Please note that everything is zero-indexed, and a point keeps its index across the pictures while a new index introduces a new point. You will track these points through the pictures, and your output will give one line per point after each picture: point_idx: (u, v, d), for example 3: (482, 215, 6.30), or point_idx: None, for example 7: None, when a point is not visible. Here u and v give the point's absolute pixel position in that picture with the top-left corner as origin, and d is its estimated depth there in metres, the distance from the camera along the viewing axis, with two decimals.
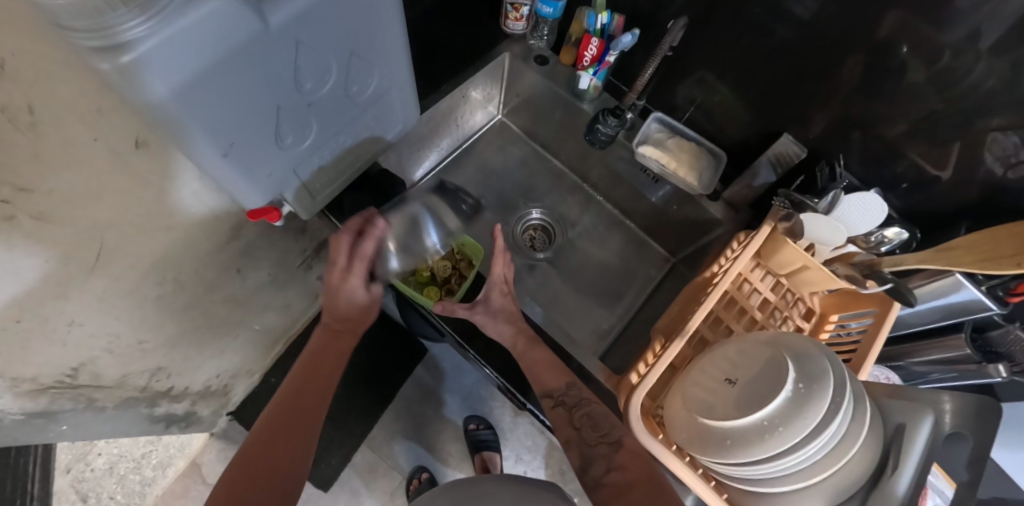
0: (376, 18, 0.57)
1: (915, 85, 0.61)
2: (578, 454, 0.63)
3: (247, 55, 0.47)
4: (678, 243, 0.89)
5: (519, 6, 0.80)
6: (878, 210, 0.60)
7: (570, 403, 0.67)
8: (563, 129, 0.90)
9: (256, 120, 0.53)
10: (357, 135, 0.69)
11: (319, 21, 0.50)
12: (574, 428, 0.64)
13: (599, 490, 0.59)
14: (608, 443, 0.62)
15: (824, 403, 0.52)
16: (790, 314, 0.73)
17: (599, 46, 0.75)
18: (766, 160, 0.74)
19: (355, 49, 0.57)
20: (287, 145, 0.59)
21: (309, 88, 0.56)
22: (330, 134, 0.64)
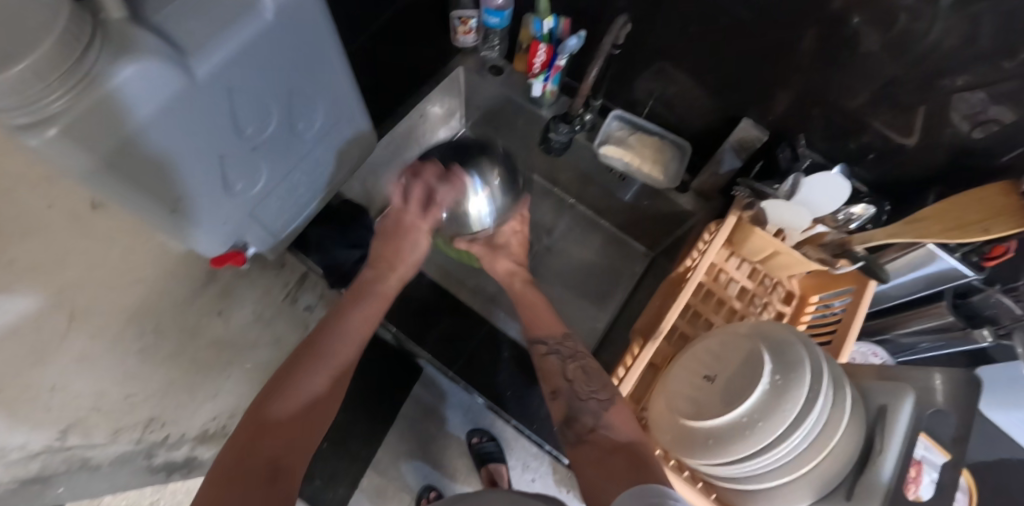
0: (311, 56, 0.58)
1: (871, 54, 0.59)
2: (565, 405, 0.57)
3: (184, 113, 0.48)
4: (655, 238, 0.88)
5: (466, 19, 0.79)
6: (841, 188, 0.59)
7: (565, 354, 0.63)
8: (527, 136, 0.89)
9: (205, 172, 0.54)
10: (312, 169, 0.70)
11: (250, 69, 0.51)
12: (567, 378, 0.60)
13: (579, 446, 0.53)
14: (599, 400, 0.56)
15: (803, 393, 0.52)
16: (770, 300, 0.72)
17: (547, 52, 0.73)
18: (729, 147, 0.72)
19: (294, 89, 0.58)
20: (238, 191, 0.60)
21: (254, 133, 0.57)
22: (282, 172, 0.65)
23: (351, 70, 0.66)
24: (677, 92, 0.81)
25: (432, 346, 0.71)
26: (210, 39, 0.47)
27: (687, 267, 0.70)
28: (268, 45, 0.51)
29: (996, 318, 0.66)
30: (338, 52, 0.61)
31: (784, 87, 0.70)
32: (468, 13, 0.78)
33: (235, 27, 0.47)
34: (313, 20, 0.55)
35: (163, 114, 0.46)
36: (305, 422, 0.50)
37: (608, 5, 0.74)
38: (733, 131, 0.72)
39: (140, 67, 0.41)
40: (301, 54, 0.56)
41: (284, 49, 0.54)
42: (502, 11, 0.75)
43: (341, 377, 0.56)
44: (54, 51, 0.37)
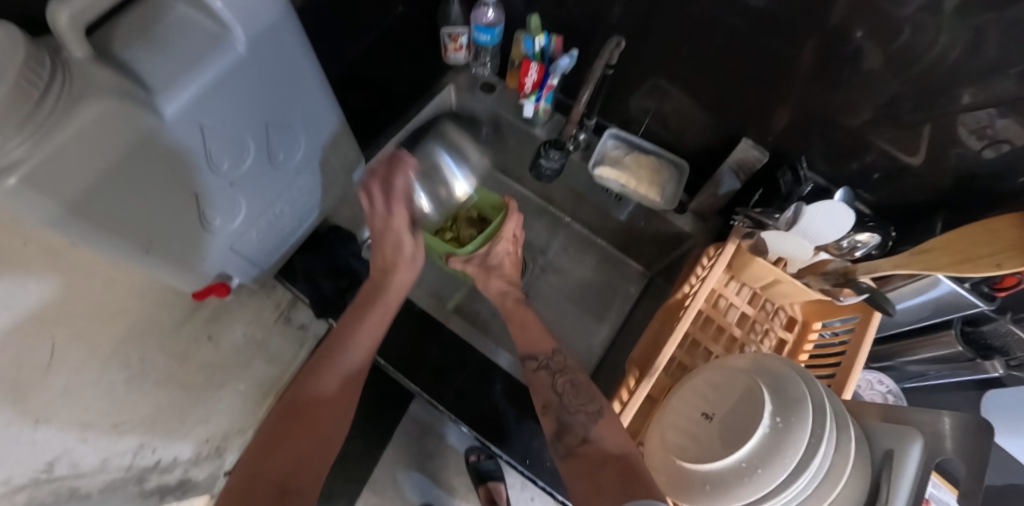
0: (288, 85, 0.56)
1: (874, 70, 0.56)
2: (555, 419, 0.59)
3: (154, 152, 0.46)
4: (652, 258, 0.85)
5: (456, 36, 0.76)
6: (845, 218, 0.57)
7: (554, 367, 0.64)
8: (520, 154, 0.86)
9: (179, 209, 0.52)
10: (296, 199, 0.68)
11: (225, 103, 0.50)
12: (556, 392, 0.62)
13: (570, 459, 0.55)
14: (588, 413, 0.58)
15: (805, 436, 0.49)
16: (770, 326, 0.69)
17: (539, 71, 0.70)
18: (728, 168, 0.69)
19: (273, 119, 0.57)
20: (216, 226, 0.58)
21: (231, 167, 0.55)
22: (264, 204, 0.63)
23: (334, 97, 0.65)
24: (672, 109, 0.78)
25: (422, 377, 0.69)
26: (180, 75, 0.45)
27: (685, 293, 0.67)
28: (241, 78, 0.50)
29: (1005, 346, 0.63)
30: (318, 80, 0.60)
31: (784, 105, 0.67)
32: (457, 30, 0.76)
33: (206, 61, 0.46)
34: (290, 50, 0.54)
35: (132, 155, 0.44)
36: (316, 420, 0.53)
37: (600, 20, 0.71)
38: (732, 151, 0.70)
39: (103, 107, 0.40)
40: (278, 84, 0.55)
41: (260, 81, 0.52)
42: (493, 28, 0.73)
43: (349, 380, 0.59)
44: (9, 95, 0.35)
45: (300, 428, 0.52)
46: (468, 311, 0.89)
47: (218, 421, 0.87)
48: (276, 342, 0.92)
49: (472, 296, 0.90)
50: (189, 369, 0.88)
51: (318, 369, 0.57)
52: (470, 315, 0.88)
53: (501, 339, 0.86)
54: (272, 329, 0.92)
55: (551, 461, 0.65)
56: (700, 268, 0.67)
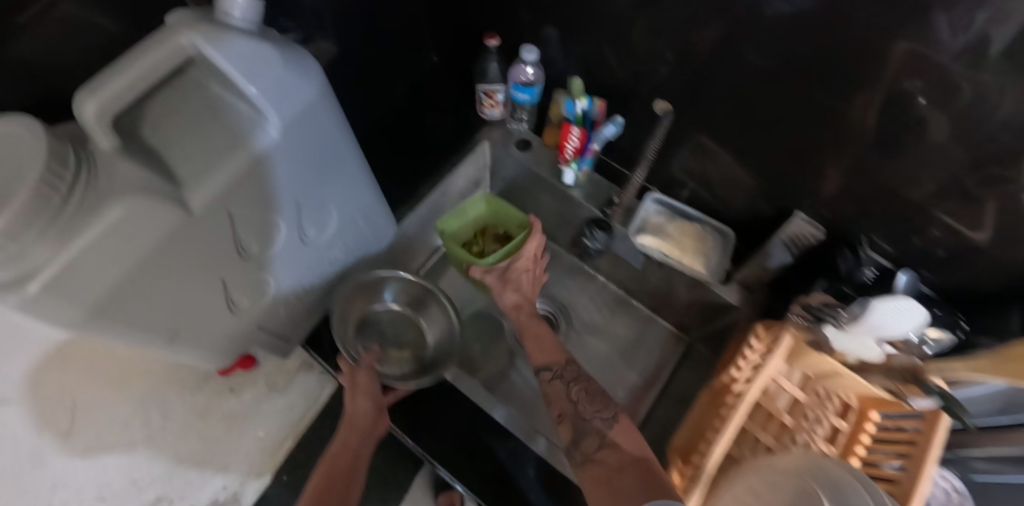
0: (322, 162, 0.54)
1: (938, 140, 0.50)
2: (570, 429, 0.53)
3: (180, 245, 0.43)
4: (692, 322, 0.80)
5: (493, 93, 0.76)
6: (917, 314, 0.52)
7: (569, 377, 0.59)
8: (553, 211, 0.83)
9: (202, 293, 0.49)
10: (323, 269, 0.66)
11: (257, 187, 0.47)
12: (571, 402, 0.56)
13: (586, 467, 0.49)
14: (602, 420, 0.53)
15: None
16: (822, 413, 0.64)
17: (581, 136, 0.67)
18: (780, 241, 0.66)
19: (305, 197, 0.54)
20: (240, 307, 0.55)
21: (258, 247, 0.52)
22: (290, 278, 0.60)
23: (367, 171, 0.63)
24: (717, 171, 0.74)
25: (449, 451, 0.65)
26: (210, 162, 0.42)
27: (730, 378, 0.62)
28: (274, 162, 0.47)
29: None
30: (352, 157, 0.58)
31: (833, 175, 0.62)
32: (494, 87, 0.75)
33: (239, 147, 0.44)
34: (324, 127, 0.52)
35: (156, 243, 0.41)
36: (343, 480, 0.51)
37: (642, 80, 0.68)
38: (784, 225, 0.66)
39: (129, 206, 0.37)
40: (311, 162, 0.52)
41: (294, 162, 0.50)
42: (533, 88, 0.72)
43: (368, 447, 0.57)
44: (27, 203, 0.33)
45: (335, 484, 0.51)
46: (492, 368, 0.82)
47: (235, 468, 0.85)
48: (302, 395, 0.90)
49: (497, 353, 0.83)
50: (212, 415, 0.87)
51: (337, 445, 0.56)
52: None
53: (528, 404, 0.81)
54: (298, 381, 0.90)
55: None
56: (744, 351, 0.63)
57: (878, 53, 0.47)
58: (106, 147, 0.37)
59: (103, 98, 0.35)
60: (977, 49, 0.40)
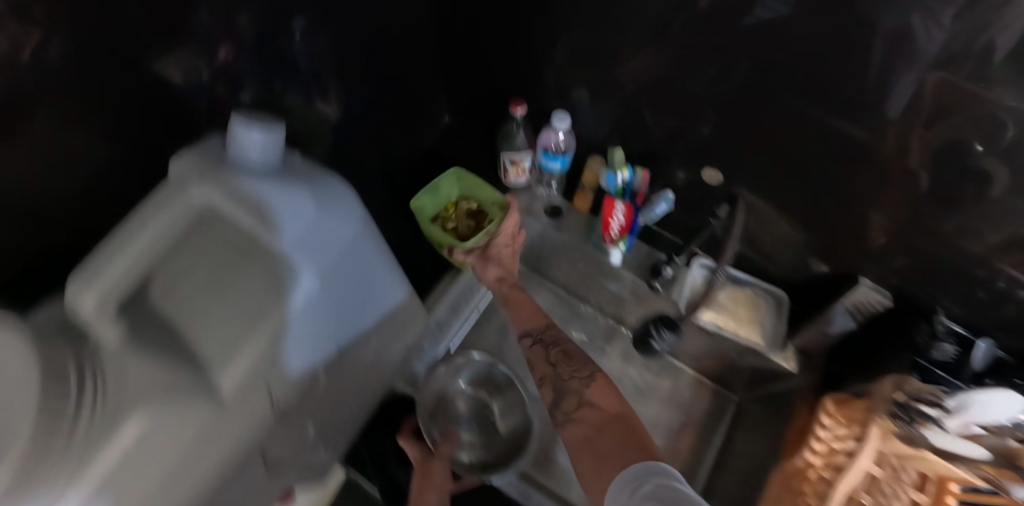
0: (362, 296, 0.47)
1: (1000, 190, 0.45)
2: (550, 389, 0.53)
3: (217, 438, 0.35)
4: (738, 382, 0.75)
5: (519, 161, 0.71)
6: (1016, 404, 0.49)
7: (547, 340, 0.58)
8: (585, 275, 0.76)
9: (239, 473, 0.41)
10: (359, 391, 0.58)
11: (293, 351, 0.39)
12: (550, 364, 0.55)
13: (566, 426, 0.49)
14: (579, 380, 0.52)
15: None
16: (901, 489, 0.53)
17: (625, 211, 0.64)
18: (842, 308, 0.63)
19: (344, 337, 0.46)
20: (275, 462, 0.48)
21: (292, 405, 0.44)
22: (324, 414, 0.52)
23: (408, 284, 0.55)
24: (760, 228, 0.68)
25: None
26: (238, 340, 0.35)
27: (806, 462, 0.57)
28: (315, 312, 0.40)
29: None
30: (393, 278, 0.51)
31: (880, 225, 0.58)
32: (520, 155, 0.70)
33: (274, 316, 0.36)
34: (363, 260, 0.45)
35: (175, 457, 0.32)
36: None
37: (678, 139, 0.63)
38: (846, 292, 0.64)
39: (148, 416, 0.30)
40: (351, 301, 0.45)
41: (332, 308, 0.42)
42: (565, 156, 0.67)
43: None
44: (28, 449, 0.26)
45: None
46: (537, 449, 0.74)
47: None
48: None
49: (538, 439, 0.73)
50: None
51: None
52: None
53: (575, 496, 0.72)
54: None
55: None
56: (819, 430, 0.57)
57: (903, 93, 0.44)
58: (112, 342, 0.31)
59: (100, 288, 0.30)
60: (977, 68, 0.38)
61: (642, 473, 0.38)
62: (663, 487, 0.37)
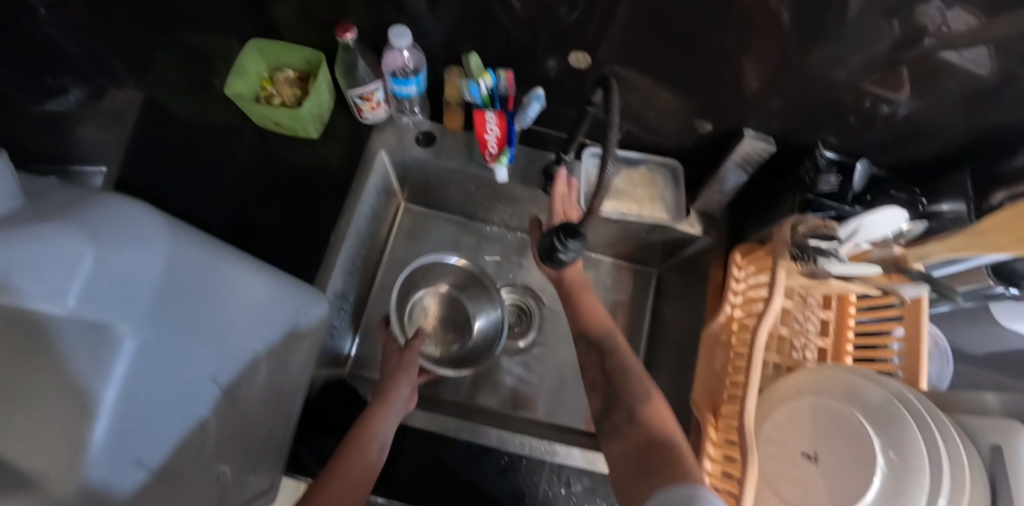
0: (201, 301, 0.38)
1: None
2: (603, 399, 0.60)
3: None
4: (656, 256, 0.78)
5: (370, 94, 0.62)
6: (899, 218, 0.53)
7: (608, 351, 0.62)
8: (484, 198, 0.75)
9: None
10: (282, 401, 0.50)
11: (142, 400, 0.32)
12: (606, 377, 0.60)
13: (613, 439, 0.55)
14: (637, 402, 0.56)
15: (907, 483, 0.47)
16: (810, 311, 0.65)
17: (498, 123, 0.56)
18: (732, 163, 0.63)
19: (215, 353, 0.39)
20: None
21: (196, 450, 0.38)
22: (250, 428, 0.45)
23: (259, 261, 0.46)
24: (637, 100, 0.63)
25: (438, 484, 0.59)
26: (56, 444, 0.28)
27: (728, 316, 0.63)
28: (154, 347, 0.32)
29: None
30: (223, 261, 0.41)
31: (758, 73, 0.54)
32: (369, 88, 0.61)
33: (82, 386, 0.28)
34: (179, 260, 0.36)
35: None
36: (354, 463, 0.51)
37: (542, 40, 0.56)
38: (734, 146, 0.62)
39: None
40: (188, 311, 0.36)
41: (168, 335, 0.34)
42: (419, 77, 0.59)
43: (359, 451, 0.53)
44: None
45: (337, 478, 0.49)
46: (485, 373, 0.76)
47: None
48: None
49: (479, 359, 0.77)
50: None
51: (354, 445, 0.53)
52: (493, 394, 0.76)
53: (532, 407, 0.75)
54: None
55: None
56: (733, 282, 0.63)
57: None
58: None
59: None
60: None
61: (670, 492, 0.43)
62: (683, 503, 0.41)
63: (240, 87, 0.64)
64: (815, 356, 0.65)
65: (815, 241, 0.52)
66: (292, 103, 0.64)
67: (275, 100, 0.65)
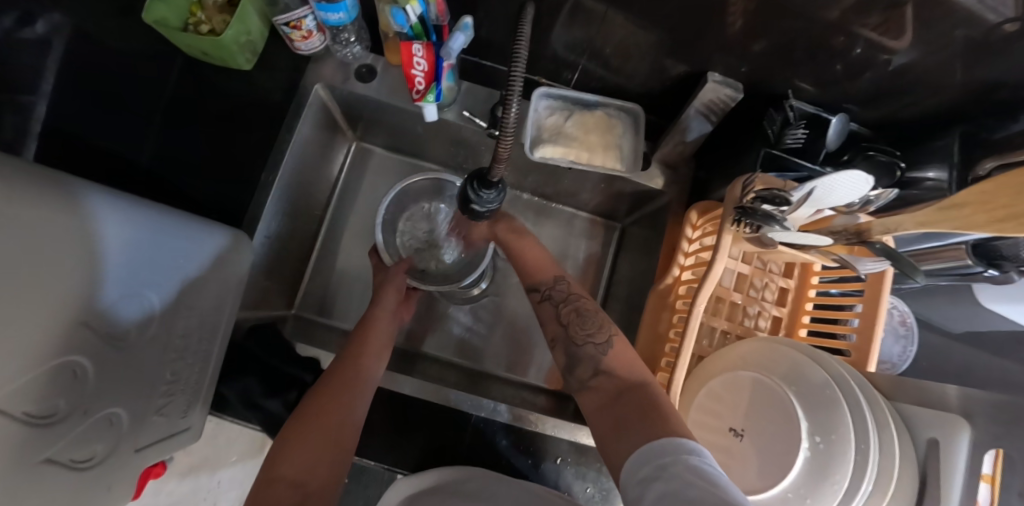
0: (66, 252, 0.34)
1: None
2: (564, 353, 0.55)
3: None
4: (620, 209, 0.77)
5: (297, 22, 0.56)
6: (863, 184, 0.44)
7: (557, 299, 0.59)
8: (437, 138, 0.71)
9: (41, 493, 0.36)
10: (187, 336, 0.48)
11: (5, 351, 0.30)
12: (561, 324, 0.56)
13: (583, 393, 0.52)
14: (596, 345, 0.53)
15: (849, 463, 0.43)
16: (769, 278, 0.61)
17: (427, 56, 0.51)
18: (695, 111, 0.57)
19: (90, 298, 0.37)
20: (84, 462, 0.40)
21: (70, 398, 0.37)
22: (150, 368, 0.45)
23: (142, 206, 0.43)
24: (594, 37, 0.55)
25: (366, 432, 0.59)
26: None
27: (675, 278, 0.60)
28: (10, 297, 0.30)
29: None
30: (95, 202, 0.38)
31: (734, 7, 0.44)
32: (295, 15, 0.55)
33: None
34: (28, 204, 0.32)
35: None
36: (343, 397, 0.49)
37: None
38: (696, 90, 0.55)
39: None
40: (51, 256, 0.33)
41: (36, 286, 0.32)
42: (343, 2, 0.53)
43: (355, 385, 0.50)
44: None
45: (318, 410, 0.47)
46: (431, 319, 0.77)
47: (231, 491, 0.81)
48: (237, 435, 0.81)
49: (427, 304, 0.77)
50: (188, 453, 0.82)
51: (345, 383, 0.50)
52: (441, 340, 0.76)
53: (480, 353, 0.76)
54: (221, 423, 0.80)
55: (556, 461, 0.60)
56: (685, 243, 0.60)
57: None
58: None
59: None
60: None
61: (655, 449, 0.39)
62: (676, 462, 0.37)
63: (163, 13, 0.58)
64: (768, 325, 0.61)
65: (766, 206, 0.48)
66: (221, 30, 0.59)
67: (203, 26, 0.60)
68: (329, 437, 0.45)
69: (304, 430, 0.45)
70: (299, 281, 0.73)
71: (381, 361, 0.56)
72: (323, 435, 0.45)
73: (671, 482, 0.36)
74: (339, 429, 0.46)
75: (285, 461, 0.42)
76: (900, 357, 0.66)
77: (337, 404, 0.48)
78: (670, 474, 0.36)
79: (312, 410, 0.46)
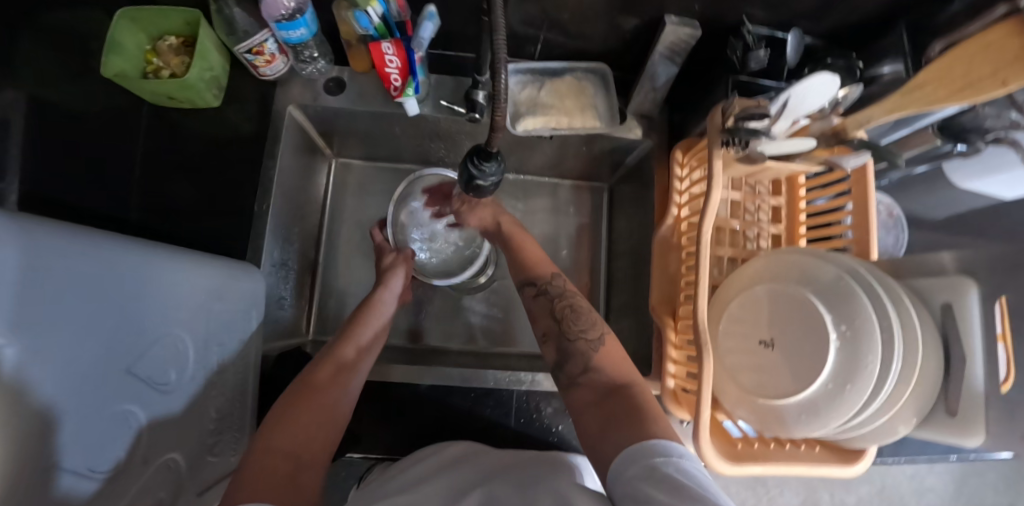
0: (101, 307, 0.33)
1: None
2: (556, 348, 0.55)
3: None
4: (604, 170, 0.79)
5: (259, 47, 0.56)
6: (830, 84, 0.46)
7: (554, 293, 0.59)
8: (415, 137, 0.72)
9: None
10: (220, 372, 0.48)
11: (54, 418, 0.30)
12: (555, 319, 0.57)
13: (573, 389, 0.51)
14: (590, 340, 0.53)
15: (877, 342, 0.46)
16: (761, 201, 0.63)
17: (398, 53, 0.53)
18: (660, 56, 0.59)
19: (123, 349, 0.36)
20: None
21: (127, 448, 0.37)
22: (193, 412, 0.45)
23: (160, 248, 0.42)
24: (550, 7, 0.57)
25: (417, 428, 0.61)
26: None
27: (676, 218, 0.62)
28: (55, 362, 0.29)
29: (987, 126, 0.54)
30: (127, 252, 0.37)
31: None
32: (255, 40, 0.55)
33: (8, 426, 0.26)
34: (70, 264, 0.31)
35: None
36: (334, 383, 0.48)
37: None
38: (658, 36, 0.58)
39: None
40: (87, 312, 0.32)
41: (71, 346, 0.31)
42: (302, 18, 0.53)
43: (346, 371, 0.50)
44: None
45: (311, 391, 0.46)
46: (447, 315, 0.77)
47: None
48: None
49: (440, 301, 0.78)
50: None
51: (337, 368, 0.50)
52: (462, 332, 0.77)
53: (503, 336, 0.77)
54: None
55: None
56: (677, 183, 0.62)
57: None
58: None
59: None
60: None
61: (642, 451, 0.39)
62: (665, 463, 0.37)
63: (119, 66, 0.57)
64: (770, 244, 0.64)
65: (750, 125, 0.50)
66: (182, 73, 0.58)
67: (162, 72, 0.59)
68: (317, 417, 0.44)
69: (297, 408, 0.44)
70: (309, 306, 0.73)
71: (371, 350, 0.56)
72: (315, 414, 0.44)
73: (664, 482, 0.35)
74: (328, 411, 0.45)
75: (275, 431, 0.42)
76: (894, 247, 0.69)
77: (329, 390, 0.47)
78: (660, 476, 0.36)
79: (302, 390, 0.46)
